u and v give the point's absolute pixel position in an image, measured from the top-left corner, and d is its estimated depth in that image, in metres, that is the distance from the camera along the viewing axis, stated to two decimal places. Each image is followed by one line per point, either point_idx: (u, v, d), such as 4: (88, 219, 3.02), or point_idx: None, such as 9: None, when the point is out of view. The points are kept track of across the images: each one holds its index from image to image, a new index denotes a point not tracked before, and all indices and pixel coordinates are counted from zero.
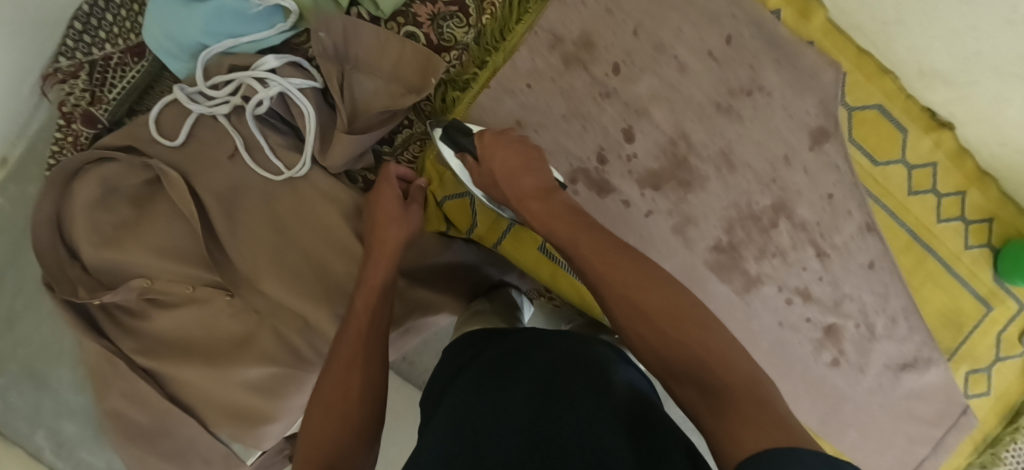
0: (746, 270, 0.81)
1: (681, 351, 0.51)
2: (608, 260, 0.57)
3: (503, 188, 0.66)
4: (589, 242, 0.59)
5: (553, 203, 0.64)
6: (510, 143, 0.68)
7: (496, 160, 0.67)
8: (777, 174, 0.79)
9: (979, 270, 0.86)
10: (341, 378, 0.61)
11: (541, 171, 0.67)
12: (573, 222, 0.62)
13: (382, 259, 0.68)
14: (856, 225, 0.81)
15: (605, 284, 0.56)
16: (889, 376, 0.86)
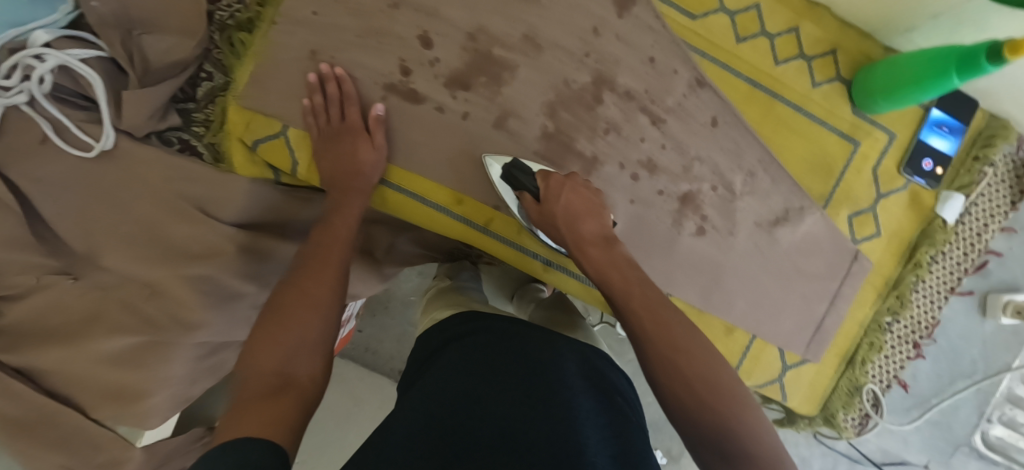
0: (581, 153, 0.78)
1: (711, 419, 0.51)
2: (659, 318, 0.56)
3: (560, 229, 0.66)
4: (643, 301, 0.58)
5: (612, 253, 0.63)
6: (576, 189, 0.68)
7: (559, 203, 0.67)
8: (588, 48, 0.77)
9: (836, 107, 0.81)
10: (287, 302, 0.63)
11: (601, 222, 0.67)
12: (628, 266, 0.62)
13: (349, 193, 0.73)
14: (685, 83, 0.78)
15: (652, 341, 0.55)
16: (763, 235, 0.82)
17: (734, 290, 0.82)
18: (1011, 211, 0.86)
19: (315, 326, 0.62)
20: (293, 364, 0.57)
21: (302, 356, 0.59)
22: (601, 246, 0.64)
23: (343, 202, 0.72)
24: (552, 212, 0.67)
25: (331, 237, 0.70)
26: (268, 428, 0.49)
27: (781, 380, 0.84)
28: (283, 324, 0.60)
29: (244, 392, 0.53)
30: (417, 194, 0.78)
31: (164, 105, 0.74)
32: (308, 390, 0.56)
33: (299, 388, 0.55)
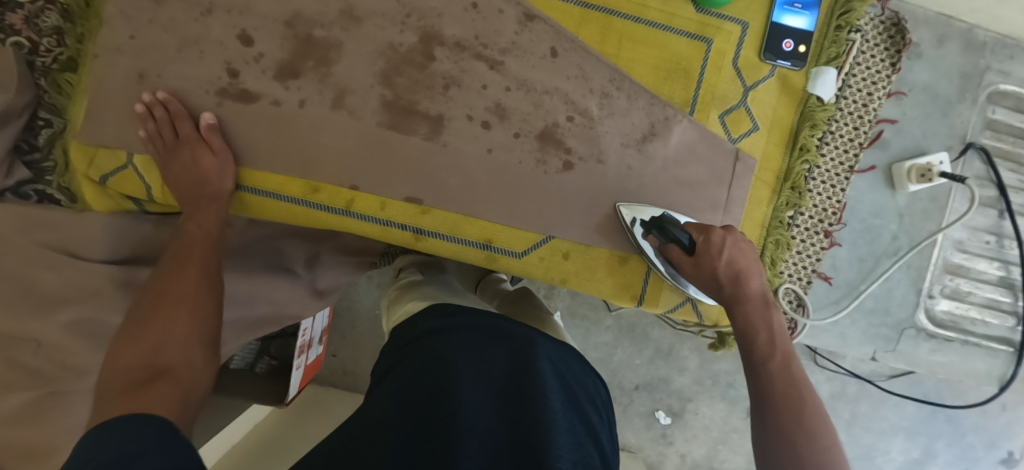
0: (426, 114, 0.77)
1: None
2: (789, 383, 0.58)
3: (721, 284, 0.65)
4: (783, 364, 0.59)
5: (771, 315, 0.63)
6: (729, 242, 0.66)
7: (720, 259, 0.65)
8: (407, 8, 0.76)
9: (677, 8, 0.78)
10: (175, 292, 0.64)
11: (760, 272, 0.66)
12: (761, 308, 0.64)
13: (203, 203, 0.73)
14: (514, 20, 0.76)
15: (770, 406, 0.57)
16: (634, 155, 0.79)
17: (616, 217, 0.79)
18: (893, 74, 0.82)
19: (189, 321, 0.62)
20: (164, 350, 0.59)
21: (177, 343, 0.60)
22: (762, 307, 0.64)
23: (201, 207, 0.73)
24: (715, 269, 0.65)
25: (195, 241, 0.70)
26: (149, 409, 0.51)
27: (692, 299, 0.82)
28: (155, 324, 0.61)
29: (114, 389, 0.54)
30: (271, 191, 0.78)
31: (7, 159, 0.76)
32: (190, 377, 0.58)
33: (176, 377, 0.57)
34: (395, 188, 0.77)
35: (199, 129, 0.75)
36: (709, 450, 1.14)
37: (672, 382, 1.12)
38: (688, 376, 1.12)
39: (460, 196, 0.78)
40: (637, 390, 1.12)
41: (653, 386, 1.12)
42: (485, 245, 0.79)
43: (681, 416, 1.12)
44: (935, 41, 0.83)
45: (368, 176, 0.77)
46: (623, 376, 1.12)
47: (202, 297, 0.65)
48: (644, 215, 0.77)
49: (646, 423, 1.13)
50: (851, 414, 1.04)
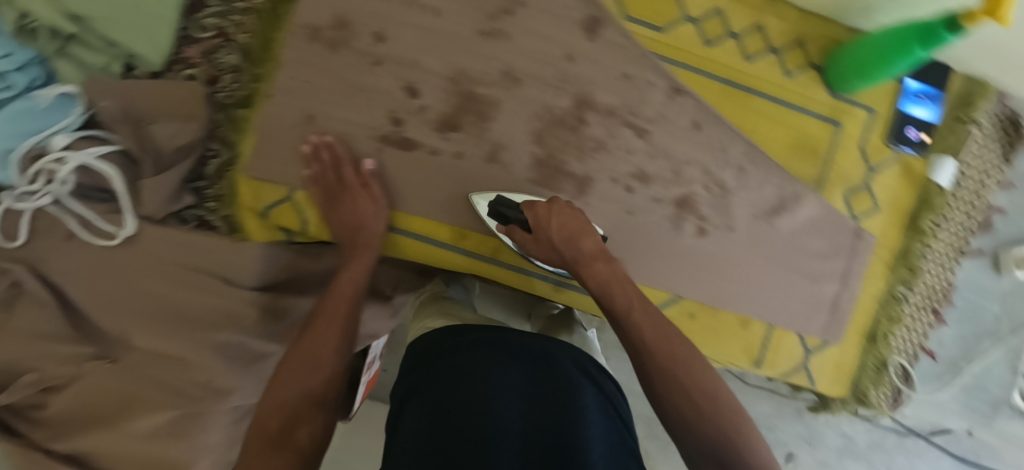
0: (573, 173, 0.81)
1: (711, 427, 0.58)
2: (662, 333, 0.63)
3: (560, 250, 0.70)
4: (656, 334, 0.63)
5: (613, 268, 0.68)
6: (562, 207, 0.71)
7: (552, 228, 0.70)
8: (564, 74, 0.81)
9: (811, 92, 0.83)
10: (307, 355, 0.65)
11: (600, 250, 0.69)
12: (625, 299, 0.65)
13: (357, 253, 0.75)
14: (662, 92, 0.81)
15: (651, 351, 0.61)
16: (762, 225, 0.83)
17: (739, 282, 0.83)
18: (1005, 166, 0.88)
19: (309, 369, 0.64)
20: (297, 426, 0.61)
21: (306, 413, 0.63)
22: (606, 260, 0.69)
23: (355, 255, 0.75)
24: (549, 237, 0.70)
25: (338, 291, 0.71)
26: None
27: (806, 366, 0.85)
28: (279, 377, 0.64)
29: (245, 454, 0.59)
30: (423, 235, 0.82)
31: (177, 187, 0.79)
32: (307, 450, 0.61)
33: (292, 443, 0.60)
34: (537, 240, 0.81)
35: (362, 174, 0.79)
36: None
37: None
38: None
39: None
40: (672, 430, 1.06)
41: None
42: None
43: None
44: None
45: None
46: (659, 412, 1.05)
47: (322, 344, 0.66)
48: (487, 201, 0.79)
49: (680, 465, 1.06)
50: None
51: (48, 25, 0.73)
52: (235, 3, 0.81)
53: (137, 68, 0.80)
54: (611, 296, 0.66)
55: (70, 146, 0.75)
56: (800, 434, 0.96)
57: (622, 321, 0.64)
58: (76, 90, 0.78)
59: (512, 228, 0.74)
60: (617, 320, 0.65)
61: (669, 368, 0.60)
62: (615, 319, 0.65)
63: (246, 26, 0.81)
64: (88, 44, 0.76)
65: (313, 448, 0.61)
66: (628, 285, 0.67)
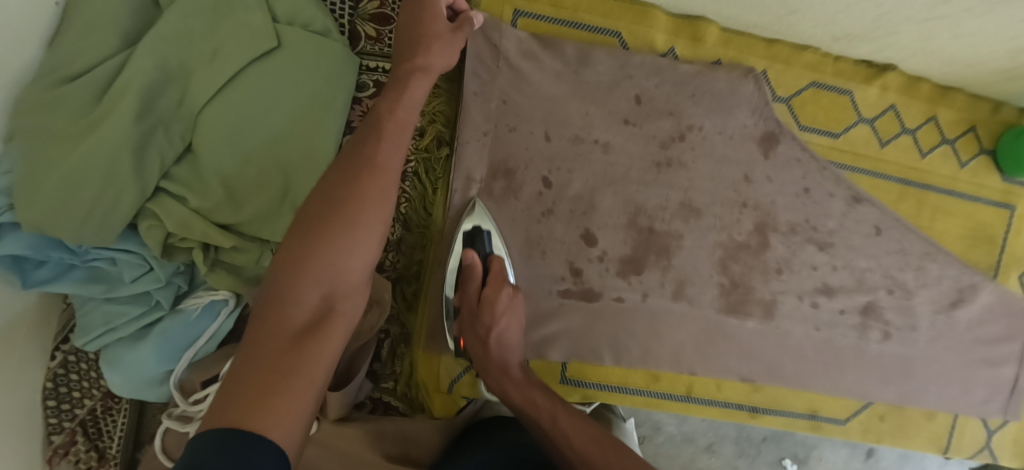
0: (760, 298, 0.78)
1: None
2: (580, 430, 0.62)
3: (489, 345, 0.67)
4: (551, 419, 0.63)
5: (526, 387, 0.66)
6: (512, 306, 0.67)
7: (497, 320, 0.66)
8: (743, 197, 0.76)
9: (985, 178, 0.81)
10: (306, 280, 0.50)
11: (573, 415, 0.64)
12: (617, 461, 0.58)
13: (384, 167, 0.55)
14: (843, 202, 0.78)
15: (557, 433, 0.62)
16: (945, 319, 0.82)
17: (929, 379, 0.83)
18: None
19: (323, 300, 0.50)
20: (317, 324, 0.49)
21: (332, 317, 0.50)
22: (525, 379, 0.67)
23: (371, 207, 0.54)
24: (489, 326, 0.66)
25: (347, 277, 0.53)
26: (277, 431, 0.42)
27: (989, 447, 0.86)
28: (254, 388, 0.43)
29: (238, 394, 0.43)
30: (616, 383, 0.78)
31: (361, 380, 0.72)
32: (330, 336, 0.49)
33: (325, 334, 0.49)
34: (733, 371, 0.78)
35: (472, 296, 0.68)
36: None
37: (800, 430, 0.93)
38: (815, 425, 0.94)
39: (789, 371, 0.80)
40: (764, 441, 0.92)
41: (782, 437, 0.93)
42: (812, 416, 0.82)
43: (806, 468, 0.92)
44: None
45: (703, 362, 0.78)
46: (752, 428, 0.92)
47: (327, 345, 0.49)
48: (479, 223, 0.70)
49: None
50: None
51: (200, 241, 0.64)
52: None
53: None
54: (577, 442, 0.61)
55: None
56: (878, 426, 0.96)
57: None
58: (229, 295, 0.68)
59: (471, 263, 0.68)
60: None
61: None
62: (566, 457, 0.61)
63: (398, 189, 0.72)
64: (240, 248, 0.67)
65: (322, 317, 0.50)
66: (611, 451, 0.59)
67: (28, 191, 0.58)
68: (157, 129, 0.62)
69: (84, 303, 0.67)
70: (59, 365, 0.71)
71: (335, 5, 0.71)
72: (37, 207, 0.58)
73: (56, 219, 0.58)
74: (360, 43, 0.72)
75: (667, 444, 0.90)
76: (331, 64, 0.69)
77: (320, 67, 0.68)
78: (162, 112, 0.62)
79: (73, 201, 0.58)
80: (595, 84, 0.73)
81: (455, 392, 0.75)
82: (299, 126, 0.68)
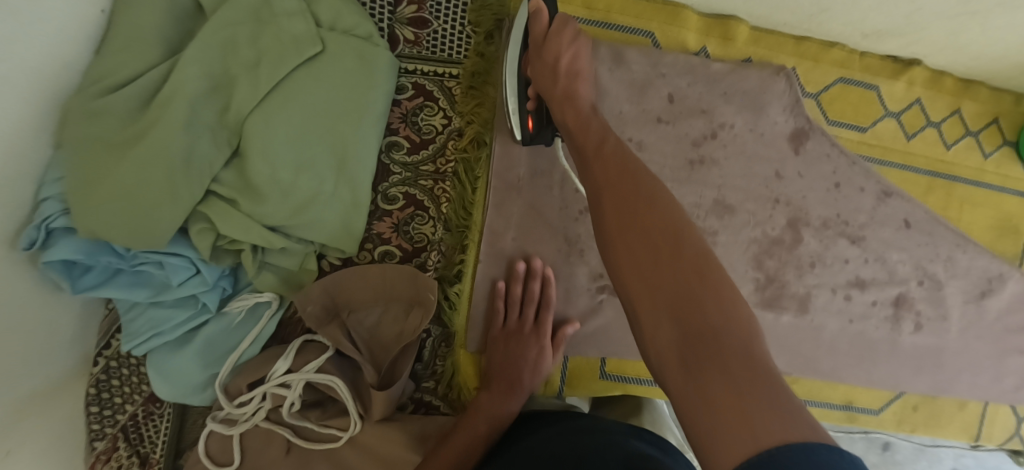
0: (794, 292, 0.79)
1: (659, 265, 0.49)
2: (622, 182, 0.55)
3: (554, 75, 0.65)
4: (603, 146, 0.58)
5: (588, 118, 0.62)
6: (577, 44, 0.67)
7: (564, 48, 0.66)
8: (776, 193, 0.77)
9: (1010, 169, 0.82)
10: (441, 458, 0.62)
11: (617, 150, 0.58)
12: (646, 198, 0.53)
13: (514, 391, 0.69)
14: (872, 196, 0.79)
15: (603, 190, 0.56)
16: (973, 308, 0.83)
17: (959, 369, 0.84)
18: None
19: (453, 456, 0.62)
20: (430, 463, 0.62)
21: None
22: (579, 115, 0.62)
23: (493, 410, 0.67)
24: (551, 56, 0.65)
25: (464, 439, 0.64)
26: None
27: (1021, 434, 0.86)
28: None
29: None
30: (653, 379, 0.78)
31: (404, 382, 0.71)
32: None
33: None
34: None
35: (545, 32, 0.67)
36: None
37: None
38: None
39: (823, 364, 0.81)
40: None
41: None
42: (847, 407, 0.83)
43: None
44: None
45: None
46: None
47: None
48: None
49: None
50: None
51: (250, 244, 0.65)
52: (422, 166, 0.73)
53: (329, 257, 0.72)
54: (617, 175, 0.56)
55: (289, 368, 0.69)
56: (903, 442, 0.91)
57: (622, 204, 0.54)
58: (274, 296, 0.69)
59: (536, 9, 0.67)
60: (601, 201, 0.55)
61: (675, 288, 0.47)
62: (595, 173, 0.57)
63: (438, 190, 0.74)
64: (286, 249, 0.68)
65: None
66: (645, 189, 0.54)
67: (83, 203, 0.58)
68: (204, 136, 0.63)
69: (129, 308, 0.67)
70: (100, 371, 0.71)
71: (374, 8, 0.72)
72: (91, 216, 0.58)
73: (108, 227, 0.59)
74: (400, 46, 0.72)
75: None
76: (372, 70, 0.69)
77: (360, 72, 0.69)
78: (208, 120, 0.63)
79: (124, 209, 0.59)
80: (629, 85, 0.74)
81: None
82: (340, 130, 0.68)
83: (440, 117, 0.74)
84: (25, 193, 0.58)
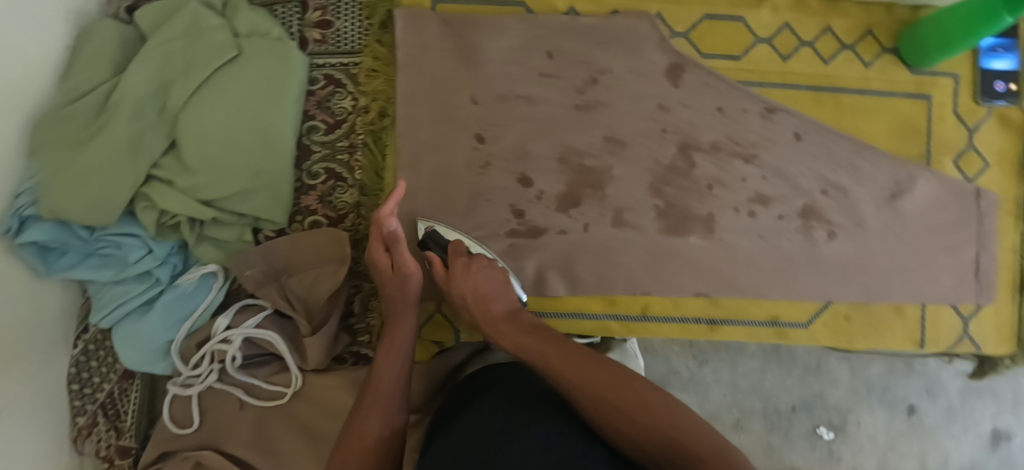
0: (699, 215, 0.83)
1: (651, 433, 0.56)
2: (579, 366, 0.62)
3: (469, 307, 0.72)
4: (545, 358, 0.64)
5: (519, 323, 0.70)
6: (479, 266, 0.74)
7: (466, 282, 0.72)
8: (663, 124, 0.83)
9: (895, 74, 0.86)
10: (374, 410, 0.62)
11: (566, 346, 0.65)
12: (603, 384, 0.60)
13: (405, 307, 0.71)
14: (758, 116, 0.84)
15: (581, 392, 0.59)
16: (889, 211, 0.85)
17: (887, 273, 0.84)
18: None
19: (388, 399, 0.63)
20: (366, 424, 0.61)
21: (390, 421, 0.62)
22: (510, 319, 0.71)
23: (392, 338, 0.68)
24: (461, 292, 0.72)
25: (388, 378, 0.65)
26: None
27: (968, 334, 0.86)
28: None
29: None
30: (573, 312, 0.83)
31: (335, 331, 0.80)
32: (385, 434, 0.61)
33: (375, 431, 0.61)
34: (685, 286, 0.83)
35: (447, 265, 0.75)
36: (880, 459, 1.03)
37: (828, 397, 1.03)
38: (842, 387, 1.04)
39: (742, 281, 0.83)
40: (794, 411, 1.03)
41: (813, 404, 1.03)
42: (773, 322, 0.84)
43: (845, 431, 1.03)
44: None
45: (656, 283, 0.83)
46: (778, 399, 1.03)
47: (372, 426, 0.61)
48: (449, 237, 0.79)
49: (808, 443, 1.03)
50: (1015, 394, 1.05)
51: (187, 217, 0.76)
52: (337, 143, 0.84)
53: (264, 229, 0.82)
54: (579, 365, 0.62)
55: (231, 325, 0.78)
56: (915, 388, 1.04)
57: (596, 391, 0.59)
58: (217, 267, 0.79)
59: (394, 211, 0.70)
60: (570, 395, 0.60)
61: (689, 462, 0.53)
62: (555, 379, 0.62)
63: (354, 161, 0.84)
64: (222, 221, 0.79)
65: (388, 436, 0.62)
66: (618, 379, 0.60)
67: (51, 190, 0.71)
68: (148, 130, 0.75)
69: (99, 289, 0.78)
70: (81, 353, 0.82)
71: (285, 18, 0.85)
72: (55, 200, 0.71)
73: (71, 207, 0.71)
74: (309, 46, 0.85)
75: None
76: (289, 61, 0.80)
77: (280, 64, 0.80)
78: (151, 117, 0.75)
79: (84, 191, 0.71)
80: (510, 47, 0.83)
81: (425, 337, 0.83)
82: (265, 116, 0.79)
83: (350, 100, 0.85)
84: (4, 188, 0.70)
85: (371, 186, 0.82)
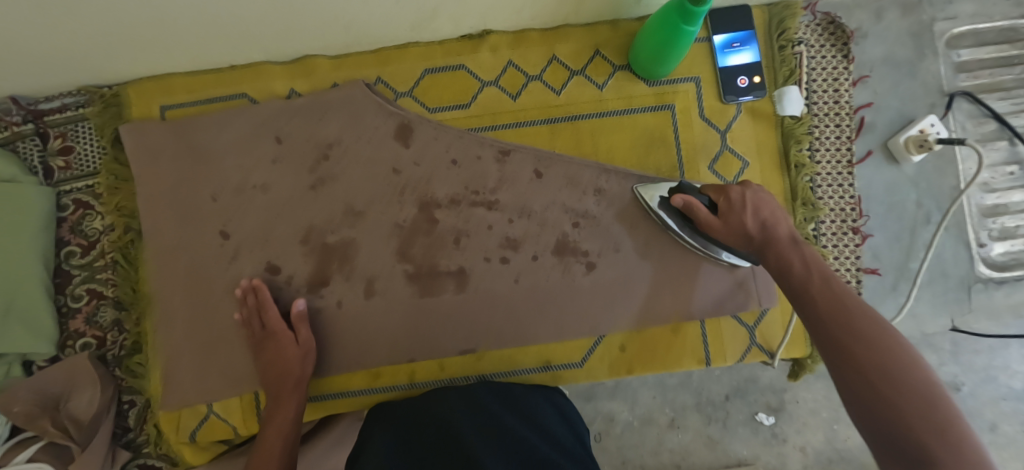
0: (449, 271, 0.82)
1: (863, 386, 0.52)
2: (826, 293, 0.59)
3: (725, 224, 0.70)
4: (822, 280, 0.61)
5: (787, 245, 0.66)
6: (749, 194, 0.70)
7: (746, 213, 0.68)
8: (400, 187, 0.82)
9: (631, 90, 0.83)
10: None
11: (829, 279, 0.61)
12: (858, 338, 0.55)
13: (285, 395, 0.77)
14: (492, 160, 0.82)
15: (812, 303, 0.59)
16: (648, 230, 0.82)
17: (657, 294, 0.81)
18: (849, 64, 0.84)
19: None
20: None
21: None
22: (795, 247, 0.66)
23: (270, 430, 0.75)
24: (747, 204, 0.69)
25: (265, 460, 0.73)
26: None
27: (755, 342, 0.83)
28: None
29: None
30: (341, 390, 0.83)
31: (108, 448, 0.83)
32: None
33: None
34: (446, 344, 0.81)
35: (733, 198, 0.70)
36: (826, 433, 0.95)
37: (760, 378, 0.95)
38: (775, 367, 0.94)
39: (505, 329, 0.81)
40: (728, 401, 0.95)
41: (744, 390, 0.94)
42: (546, 366, 0.83)
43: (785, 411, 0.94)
44: (874, 17, 0.85)
45: (420, 347, 0.82)
46: (709, 390, 0.94)
47: None
48: (660, 192, 0.80)
49: (749, 430, 0.95)
50: None
51: None
52: (94, 264, 0.86)
53: (34, 361, 0.84)
54: (850, 304, 0.58)
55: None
56: None
57: (835, 323, 0.57)
58: None
59: (258, 285, 0.79)
60: (825, 327, 0.57)
61: (898, 433, 0.48)
62: (810, 318, 0.59)
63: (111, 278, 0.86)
64: None
65: None
66: (876, 320, 0.55)
67: None
68: None
69: None
70: None
71: (26, 152, 0.87)
72: None
73: None
74: (54, 174, 0.87)
75: (628, 432, 0.95)
76: (21, 197, 0.81)
77: (14, 201, 0.81)
78: None
79: None
80: (236, 140, 0.83)
81: (200, 440, 0.83)
82: (15, 256, 0.80)
83: (100, 220, 0.87)
84: None
85: (128, 301, 0.84)
